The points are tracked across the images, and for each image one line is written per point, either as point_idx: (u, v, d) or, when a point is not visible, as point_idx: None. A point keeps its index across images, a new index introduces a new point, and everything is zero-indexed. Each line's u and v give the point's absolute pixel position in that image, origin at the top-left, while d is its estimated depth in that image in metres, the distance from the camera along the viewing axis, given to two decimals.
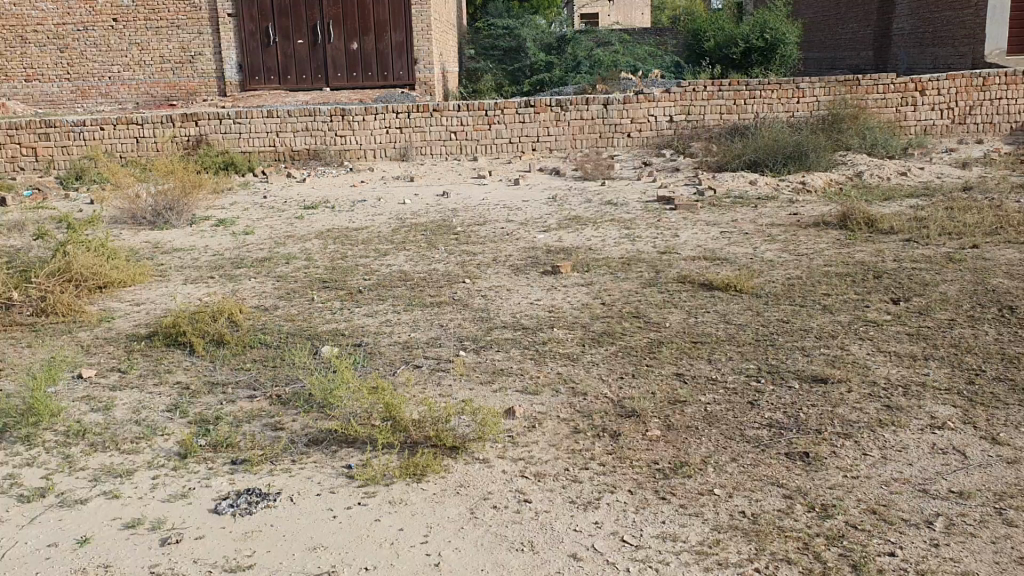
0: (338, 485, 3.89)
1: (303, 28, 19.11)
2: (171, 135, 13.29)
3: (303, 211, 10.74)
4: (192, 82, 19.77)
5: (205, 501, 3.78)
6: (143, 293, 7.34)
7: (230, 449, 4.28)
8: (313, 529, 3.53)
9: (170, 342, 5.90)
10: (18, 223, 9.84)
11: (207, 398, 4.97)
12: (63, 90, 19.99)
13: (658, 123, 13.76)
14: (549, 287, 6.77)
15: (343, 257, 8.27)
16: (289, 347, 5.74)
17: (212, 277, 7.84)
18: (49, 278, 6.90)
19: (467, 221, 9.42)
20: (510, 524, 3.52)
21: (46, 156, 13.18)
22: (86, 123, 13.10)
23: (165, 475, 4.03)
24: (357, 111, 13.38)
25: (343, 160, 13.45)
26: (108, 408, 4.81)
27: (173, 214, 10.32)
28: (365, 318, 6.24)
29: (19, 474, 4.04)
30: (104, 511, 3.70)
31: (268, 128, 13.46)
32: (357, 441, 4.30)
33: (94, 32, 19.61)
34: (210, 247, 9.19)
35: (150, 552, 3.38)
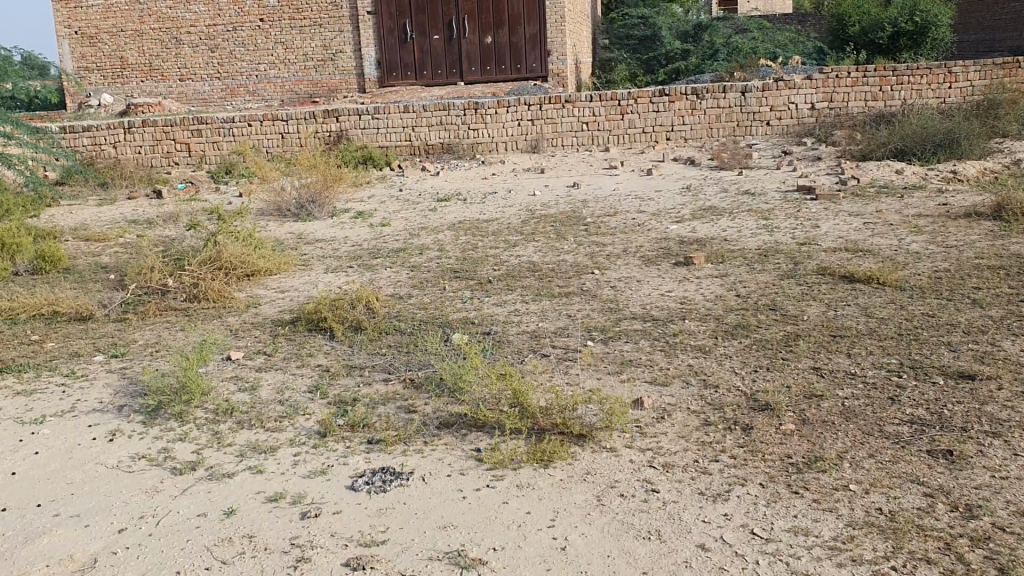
0: (468, 467, 3.97)
1: (439, 23, 19.69)
2: (313, 131, 13.81)
3: (437, 204, 10.95)
4: (333, 79, 20.47)
5: (342, 478, 3.94)
6: (287, 281, 7.68)
7: (366, 430, 4.44)
8: (443, 509, 3.63)
9: (312, 327, 6.16)
10: (173, 215, 10.44)
11: (345, 380, 5.17)
12: (214, 89, 20.96)
13: (799, 110, 13.38)
14: (681, 278, 6.70)
15: (474, 248, 8.41)
16: (422, 334, 5.89)
17: (351, 266, 8.12)
18: (201, 266, 7.31)
19: (598, 212, 9.41)
20: (637, 512, 3.51)
21: (198, 151, 13.91)
22: (235, 120, 13.75)
23: (305, 453, 4.21)
24: (489, 104, 13.55)
25: (476, 153, 13.65)
26: (253, 388, 5.07)
27: (315, 206, 10.75)
28: (495, 307, 6.33)
29: (173, 448, 4.31)
30: (249, 484, 3.91)
31: (404, 123, 13.78)
32: (487, 426, 4.37)
33: (242, 33, 20.50)
34: (349, 238, 9.51)
35: (291, 525, 3.54)
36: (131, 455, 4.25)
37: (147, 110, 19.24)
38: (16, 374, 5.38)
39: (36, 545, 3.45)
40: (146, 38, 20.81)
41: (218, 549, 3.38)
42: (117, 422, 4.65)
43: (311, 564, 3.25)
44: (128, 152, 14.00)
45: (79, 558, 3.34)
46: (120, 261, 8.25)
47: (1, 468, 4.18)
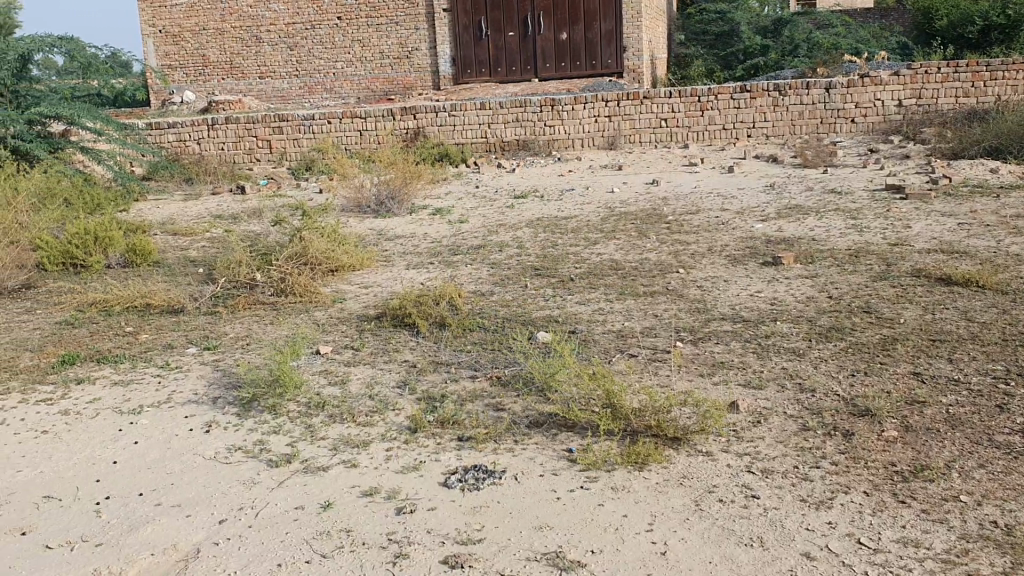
0: (560, 467, 3.94)
1: (514, 20, 19.68)
2: (391, 128, 13.91)
3: (515, 201, 10.93)
4: (408, 76, 20.61)
5: (435, 474, 3.94)
6: (370, 277, 7.74)
7: (455, 426, 4.43)
8: (538, 508, 3.60)
9: (397, 323, 6.19)
10: (257, 211, 10.62)
11: (433, 376, 5.18)
12: (293, 87, 21.28)
13: (886, 107, 13.03)
14: (770, 278, 6.56)
15: (555, 245, 8.37)
16: (507, 331, 5.87)
17: (432, 263, 8.15)
18: (288, 261, 7.41)
19: (679, 210, 9.28)
20: (737, 518, 3.43)
21: (279, 148, 14.12)
22: (315, 117, 13.94)
23: (397, 448, 4.22)
24: (567, 101, 13.49)
25: (552, 150, 13.60)
26: (342, 382, 5.10)
27: (395, 203, 10.85)
28: (579, 305, 6.28)
29: (268, 441, 4.36)
30: (343, 478, 3.94)
31: (481, 120, 13.79)
32: (578, 426, 4.33)
33: (320, 31, 20.77)
34: (429, 234, 9.56)
35: (387, 521, 3.55)
36: (227, 446, 4.32)
37: (228, 108, 19.63)
38: (113, 364, 5.50)
39: (141, 534, 3.52)
40: (227, 37, 21.21)
41: (317, 542, 3.40)
42: (211, 414, 4.72)
43: (410, 561, 3.25)
44: (211, 148, 14.23)
45: (182, 548, 3.40)
46: (207, 255, 8.41)
47: (103, 457, 4.27)
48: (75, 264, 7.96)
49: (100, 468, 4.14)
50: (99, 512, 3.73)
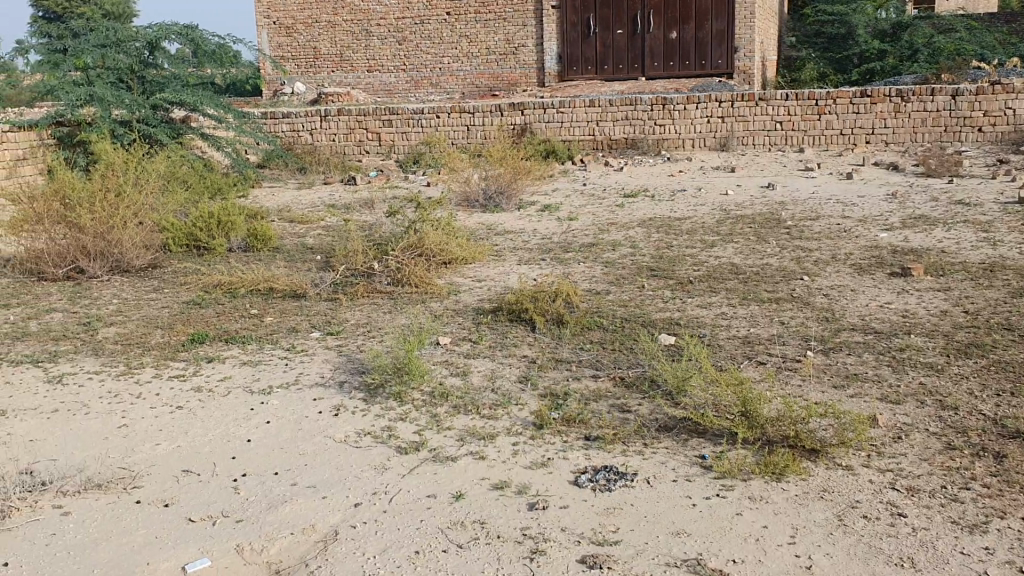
0: (694, 474, 3.86)
1: (623, 18, 19.54)
2: (500, 124, 13.93)
3: (625, 200, 10.83)
4: (514, 73, 20.65)
5: (565, 472, 3.90)
6: (484, 270, 7.76)
7: (582, 425, 4.39)
8: (673, 514, 3.53)
9: (515, 317, 6.17)
10: (367, 202, 10.77)
11: (554, 373, 5.14)
12: (399, 81, 21.51)
13: (1016, 116, 12.47)
14: (900, 289, 6.33)
15: (669, 246, 8.26)
16: (628, 331, 5.81)
17: (545, 259, 8.14)
18: (404, 251, 7.47)
19: (798, 215, 9.05)
20: (886, 536, 3.30)
21: (388, 140, 14.26)
22: (425, 111, 14.04)
23: (524, 443, 4.21)
24: (678, 100, 13.32)
25: (661, 150, 13.44)
26: (465, 374, 5.12)
27: (503, 198, 10.88)
28: (700, 309, 6.17)
29: (395, 427, 4.40)
30: (473, 470, 3.94)
31: (589, 117, 13.72)
32: (710, 432, 4.24)
33: (429, 26, 20.97)
34: (538, 230, 9.55)
35: (521, 516, 3.53)
36: (356, 431, 4.36)
37: (337, 99, 19.97)
38: (240, 345, 5.62)
39: (279, 512, 3.58)
40: (338, 30, 21.54)
41: (452, 532, 3.41)
42: (339, 398, 4.78)
43: (547, 558, 3.23)
44: (324, 139, 14.44)
45: (321, 529, 3.45)
46: (323, 243, 8.56)
47: (236, 433, 4.36)
48: (198, 246, 8.18)
49: (235, 445, 4.23)
50: (238, 488, 3.80)
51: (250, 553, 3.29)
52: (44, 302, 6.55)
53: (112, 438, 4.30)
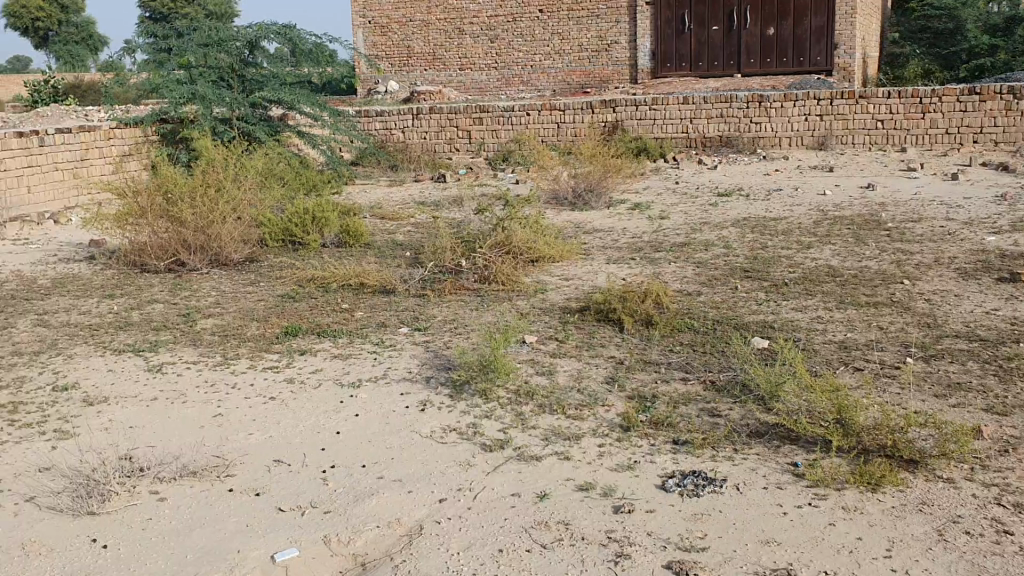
0: (785, 482, 3.75)
1: (719, 14, 19.21)
2: (591, 121, 13.84)
3: (717, 199, 10.64)
4: (606, 70, 20.53)
5: (652, 476, 3.84)
6: (573, 269, 7.71)
7: (670, 429, 4.31)
8: (763, 522, 3.44)
9: (603, 317, 6.11)
10: (457, 199, 10.83)
11: (642, 374, 5.07)
12: (491, 78, 21.57)
13: None
14: (1008, 296, 6.05)
15: (763, 247, 8.07)
16: (719, 334, 5.69)
17: (635, 258, 8.04)
18: (492, 249, 7.49)
19: (899, 216, 8.74)
20: (990, 554, 3.15)
21: (478, 138, 14.26)
22: (516, 109, 14.00)
23: (611, 445, 4.16)
24: (775, 97, 13.02)
25: (756, 148, 13.17)
26: (551, 373, 5.09)
27: (593, 196, 10.80)
28: (794, 312, 6.00)
29: (481, 425, 4.40)
30: (559, 470, 3.91)
31: (683, 115, 13.53)
32: (803, 439, 4.12)
33: (522, 24, 20.99)
34: (629, 229, 9.45)
35: (606, 519, 3.49)
36: (442, 427, 4.38)
37: (429, 97, 20.15)
38: (331, 338, 5.71)
39: (366, 505, 3.61)
40: (432, 28, 21.71)
41: (536, 532, 3.39)
42: (426, 393, 4.81)
43: (632, 562, 3.18)
44: (415, 137, 14.53)
45: (406, 524, 3.47)
46: (413, 240, 8.64)
47: (326, 426, 4.42)
48: (293, 242, 8.35)
49: (324, 437, 4.29)
50: (327, 480, 3.86)
51: (337, 544, 3.33)
52: (146, 293, 6.78)
53: (207, 427, 4.41)
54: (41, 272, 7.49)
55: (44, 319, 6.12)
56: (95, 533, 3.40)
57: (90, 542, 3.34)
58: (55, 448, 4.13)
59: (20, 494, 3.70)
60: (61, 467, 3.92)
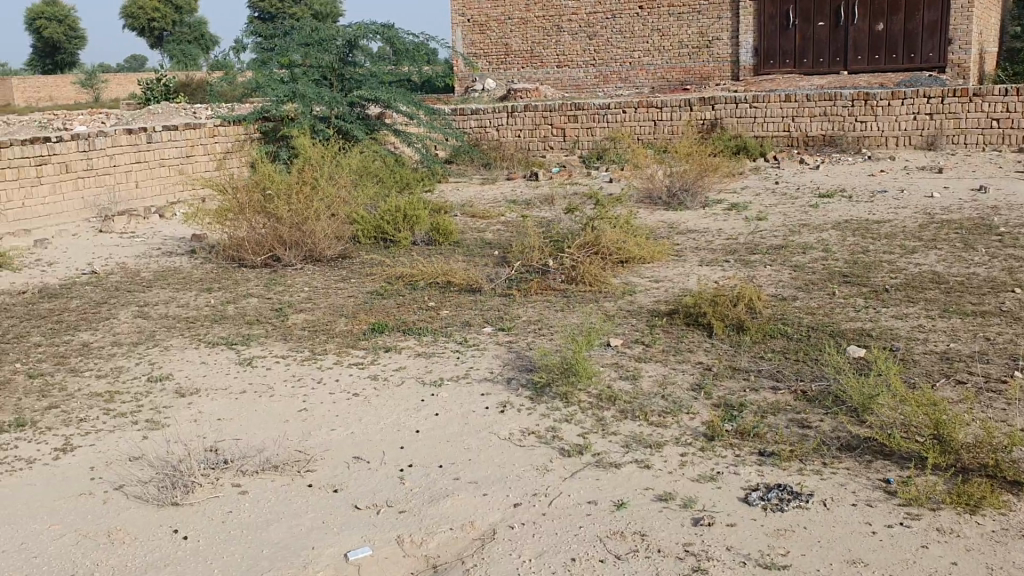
0: (876, 499, 3.58)
1: (826, 10, 18.66)
2: (688, 119, 13.60)
3: (818, 200, 10.32)
4: (707, 66, 20.21)
5: (734, 488, 3.72)
6: (664, 271, 7.58)
7: (756, 439, 4.17)
8: (850, 541, 3.29)
9: (692, 321, 5.97)
10: (549, 198, 10.79)
11: (730, 382, 4.93)
12: (588, 75, 21.41)
13: None
14: None
15: (864, 251, 7.78)
16: (812, 341, 5.49)
17: (728, 261, 7.86)
18: (581, 249, 7.41)
19: (1012, 221, 8.31)
20: None
21: (572, 136, 14.16)
22: (611, 106, 13.86)
23: (693, 455, 4.04)
24: (882, 95, 12.56)
25: (861, 147, 12.74)
26: (635, 378, 4.99)
27: (688, 196, 10.61)
28: (894, 320, 5.75)
29: (561, 429, 4.34)
30: (637, 478, 3.82)
31: (784, 113, 13.17)
32: (897, 456, 3.93)
33: (621, 20, 20.79)
34: (724, 230, 9.24)
35: (684, 531, 3.39)
36: (521, 429, 4.34)
37: (526, 95, 20.13)
38: (417, 336, 5.74)
39: (440, 506, 3.60)
40: (530, 26, 21.64)
41: (610, 542, 3.32)
42: (506, 395, 4.78)
43: None
44: (509, 135, 14.49)
45: (479, 527, 3.44)
46: (503, 239, 8.63)
47: (406, 424, 4.43)
48: (384, 239, 8.44)
49: (403, 435, 4.30)
50: (403, 478, 3.86)
51: (410, 545, 3.32)
52: (241, 288, 6.95)
53: (291, 421, 4.47)
54: (144, 265, 7.76)
55: (144, 311, 6.33)
56: (177, 524, 3.48)
57: (172, 532, 3.42)
58: (145, 438, 4.25)
59: (110, 483, 3.82)
60: (150, 457, 4.03)
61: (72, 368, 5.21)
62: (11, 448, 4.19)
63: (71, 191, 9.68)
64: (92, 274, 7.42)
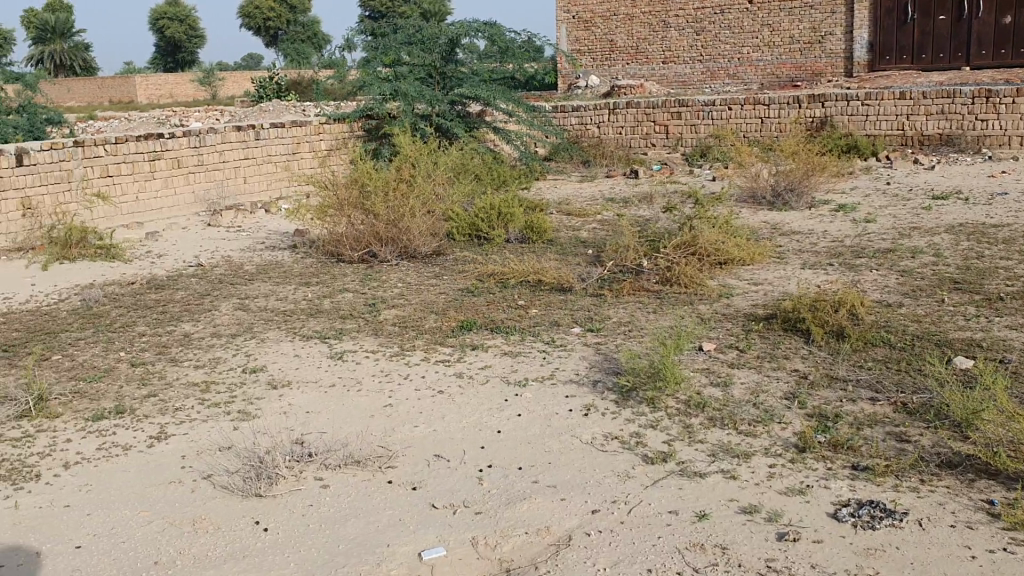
0: (977, 521, 3.38)
1: (947, 2, 18.04)
2: (796, 117, 13.21)
3: (932, 202, 9.87)
4: (818, 62, 19.63)
5: (824, 503, 3.57)
6: (763, 273, 7.36)
7: (851, 452, 3.99)
8: (946, 565, 3.10)
9: (790, 326, 5.77)
10: (648, 196, 10.63)
11: (825, 391, 4.74)
12: (695, 72, 20.99)
13: None
14: None
15: (979, 256, 7.40)
16: (916, 351, 5.24)
17: (832, 264, 7.58)
18: (678, 250, 7.26)
19: None
20: None
21: (675, 133, 13.93)
22: (717, 103, 13.58)
23: (782, 466, 3.90)
24: (1006, 92, 11.96)
25: (981, 147, 12.15)
26: (726, 385, 4.85)
27: (793, 196, 10.29)
28: (1008, 331, 5.43)
29: (645, 435, 4.24)
30: (722, 489, 3.71)
31: (898, 110, 12.66)
32: (1003, 476, 3.70)
33: (730, 15, 20.32)
34: (829, 232, 8.93)
35: (767, 546, 3.26)
36: (605, 433, 4.27)
37: (630, 92, 19.86)
38: (504, 335, 5.72)
39: (517, 509, 3.56)
40: (636, 22, 21.31)
41: (689, 554, 3.22)
42: (591, 398, 4.71)
43: None
44: (611, 132, 14.34)
45: (555, 532, 3.39)
46: (598, 238, 8.55)
47: (488, 424, 4.41)
48: (478, 236, 8.46)
49: (485, 435, 4.28)
50: (482, 479, 3.85)
51: (484, 547, 3.30)
52: (337, 283, 7.07)
53: (375, 417, 4.51)
54: (247, 258, 7.98)
55: (244, 303, 6.50)
56: (258, 515, 3.56)
57: (253, 524, 3.50)
58: (235, 428, 4.36)
59: (199, 472, 3.94)
60: (238, 448, 4.13)
61: (172, 358, 5.38)
62: (111, 434, 4.37)
63: (183, 185, 10.05)
64: (198, 267, 7.68)
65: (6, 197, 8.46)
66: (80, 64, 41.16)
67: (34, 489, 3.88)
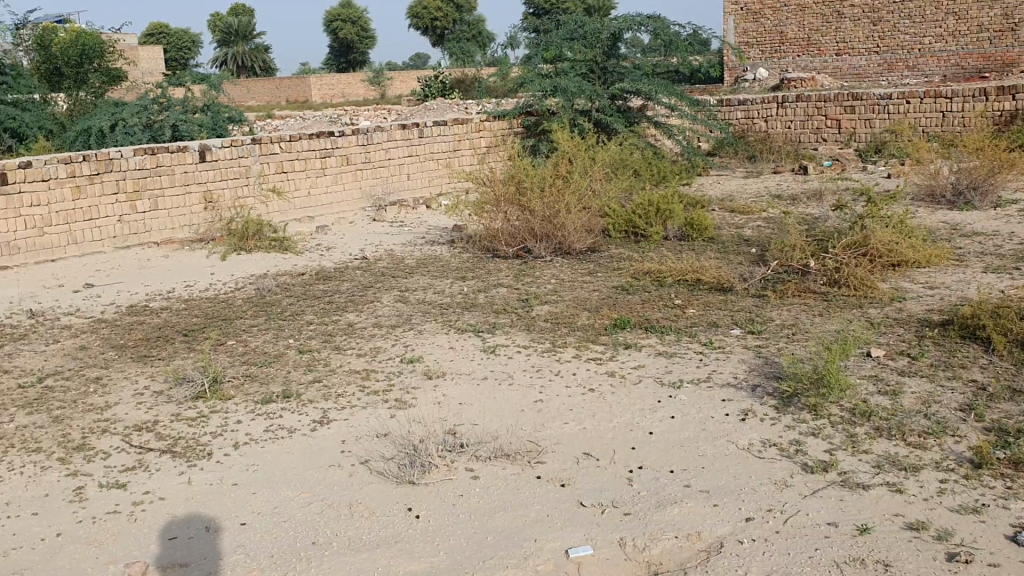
0: None
1: None
2: (981, 110, 12.43)
3: None
4: (1011, 52, 18.70)
5: (1001, 524, 3.31)
6: (940, 276, 6.93)
7: None
8: None
9: (968, 333, 5.41)
10: (816, 193, 10.23)
11: (1007, 405, 4.41)
12: (871, 63, 20.04)
13: None
14: None
15: None
16: None
17: (1018, 268, 7.06)
18: (846, 250, 6.93)
19: None
20: None
21: (848, 128, 13.32)
22: (893, 96, 12.90)
23: (955, 483, 3.65)
24: None
25: None
26: (895, 394, 4.59)
27: (977, 194, 9.66)
28: None
29: (805, 442, 4.07)
30: (887, 503, 3.51)
31: None
32: None
33: (912, 4, 19.35)
34: (1017, 234, 8.33)
35: (935, 566, 3.07)
36: (761, 440, 4.12)
37: (800, 85, 19.09)
38: (660, 334, 5.62)
39: (667, 512, 3.49)
40: (809, 13, 20.54)
41: (849, 569, 3.06)
42: (748, 402, 4.57)
43: None
44: (778, 127, 13.86)
45: (706, 539, 3.30)
46: (762, 236, 8.29)
47: (640, 424, 4.35)
48: (636, 233, 8.37)
49: (636, 436, 4.22)
50: (632, 480, 3.80)
51: (633, 549, 3.25)
52: (494, 277, 7.16)
53: (527, 411, 4.54)
54: (408, 252, 8.21)
55: (404, 296, 6.68)
56: (411, 503, 3.65)
57: (406, 510, 3.59)
58: (391, 416, 4.48)
59: (356, 457, 4.08)
60: (394, 436, 4.25)
61: (335, 347, 5.59)
62: (277, 417, 4.59)
63: (350, 181, 10.45)
64: (362, 259, 7.96)
65: (191, 191, 9.04)
66: (261, 65, 43.50)
67: (206, 466, 4.13)
